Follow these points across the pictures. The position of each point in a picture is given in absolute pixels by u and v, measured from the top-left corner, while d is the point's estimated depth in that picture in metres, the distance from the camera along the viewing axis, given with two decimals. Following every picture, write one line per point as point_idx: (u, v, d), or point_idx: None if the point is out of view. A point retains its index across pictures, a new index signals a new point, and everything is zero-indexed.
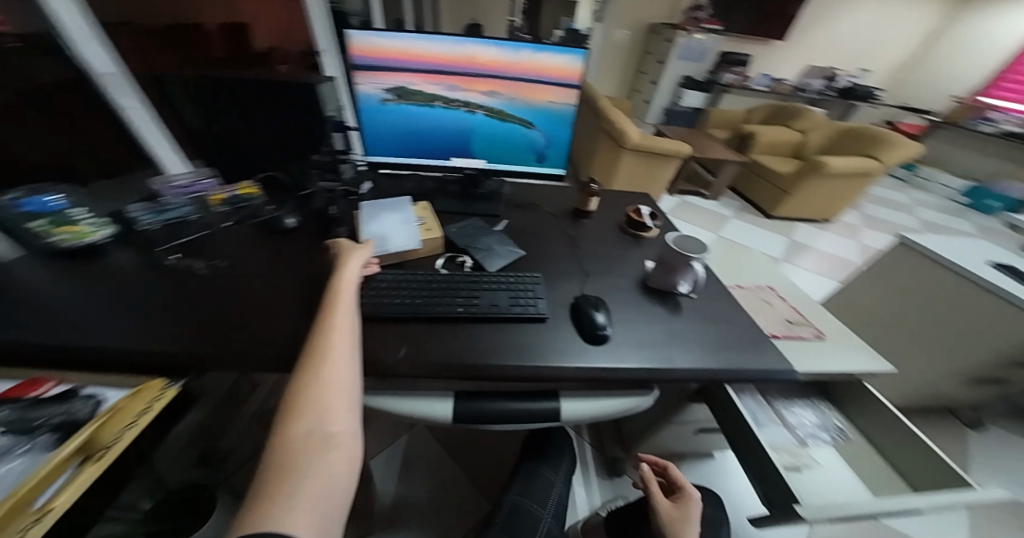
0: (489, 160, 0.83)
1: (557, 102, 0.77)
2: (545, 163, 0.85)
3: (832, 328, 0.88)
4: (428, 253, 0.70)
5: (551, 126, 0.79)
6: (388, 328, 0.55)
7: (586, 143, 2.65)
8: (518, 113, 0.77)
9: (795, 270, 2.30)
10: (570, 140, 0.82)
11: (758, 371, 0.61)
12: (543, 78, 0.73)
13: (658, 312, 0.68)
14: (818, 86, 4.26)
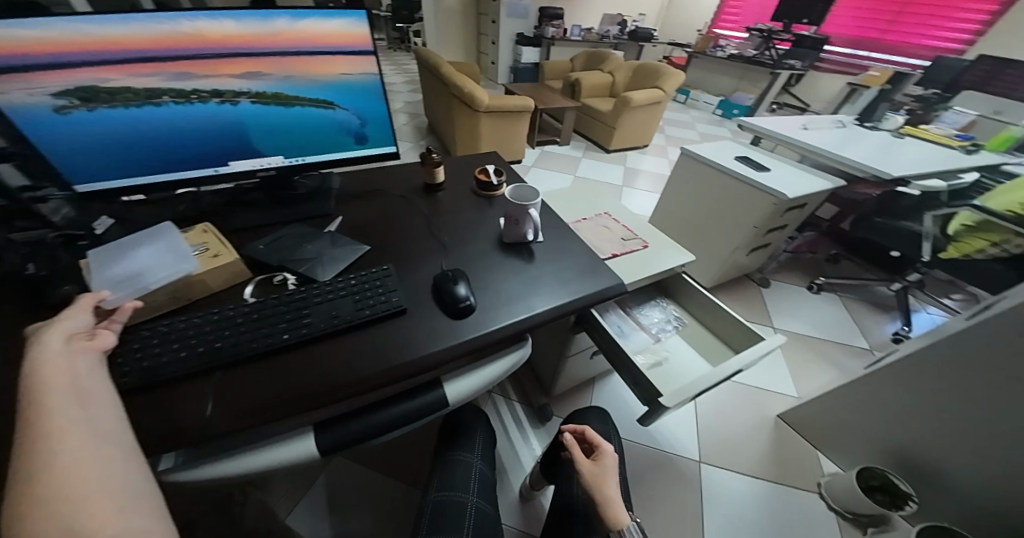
0: (288, 155, 0.73)
1: (346, 74, 0.71)
2: (365, 144, 0.78)
3: (653, 235, 1.18)
4: (226, 284, 0.59)
5: (352, 102, 0.73)
6: (191, 386, 0.46)
7: (442, 115, 2.57)
8: (301, 95, 0.69)
9: (635, 193, 2.70)
10: (386, 115, 0.77)
11: (604, 291, 0.70)
12: (313, 50, 0.67)
13: (517, 266, 0.71)
14: (614, 31, 4.78)
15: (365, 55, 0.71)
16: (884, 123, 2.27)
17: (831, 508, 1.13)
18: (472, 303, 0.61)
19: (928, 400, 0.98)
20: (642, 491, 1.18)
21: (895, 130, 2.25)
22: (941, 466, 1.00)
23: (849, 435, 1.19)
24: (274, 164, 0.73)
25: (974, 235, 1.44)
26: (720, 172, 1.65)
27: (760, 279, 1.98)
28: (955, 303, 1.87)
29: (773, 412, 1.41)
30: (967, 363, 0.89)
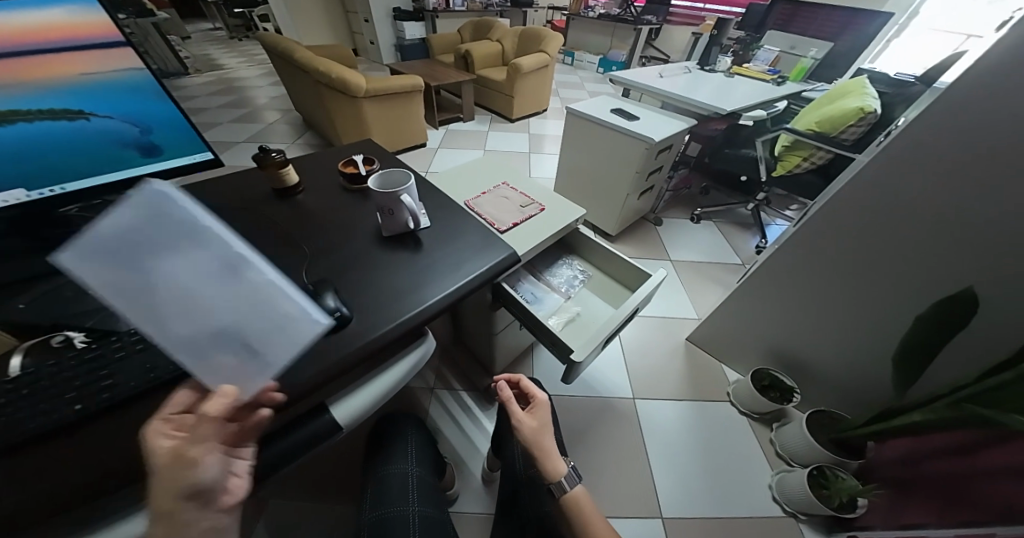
0: (37, 184, 0.58)
1: (88, 74, 0.58)
2: (154, 157, 0.67)
3: (548, 198, 1.19)
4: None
5: (114, 106, 0.61)
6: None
7: (316, 107, 2.29)
8: (30, 107, 0.55)
9: (543, 157, 2.74)
10: (171, 117, 0.66)
11: (496, 267, 0.68)
12: (26, 47, 0.53)
13: (400, 259, 0.65)
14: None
15: (102, 49, 0.58)
16: (718, 65, 2.56)
17: (740, 411, 1.36)
18: (348, 316, 0.56)
19: (787, 298, 1.17)
20: (578, 446, 1.25)
21: (726, 70, 2.54)
22: (804, 348, 1.20)
23: (739, 343, 1.38)
24: (14, 201, 0.57)
25: (791, 153, 1.73)
26: (605, 127, 1.73)
27: (653, 218, 2.16)
28: (793, 213, 2.23)
29: (682, 336, 1.59)
30: (808, 259, 1.06)
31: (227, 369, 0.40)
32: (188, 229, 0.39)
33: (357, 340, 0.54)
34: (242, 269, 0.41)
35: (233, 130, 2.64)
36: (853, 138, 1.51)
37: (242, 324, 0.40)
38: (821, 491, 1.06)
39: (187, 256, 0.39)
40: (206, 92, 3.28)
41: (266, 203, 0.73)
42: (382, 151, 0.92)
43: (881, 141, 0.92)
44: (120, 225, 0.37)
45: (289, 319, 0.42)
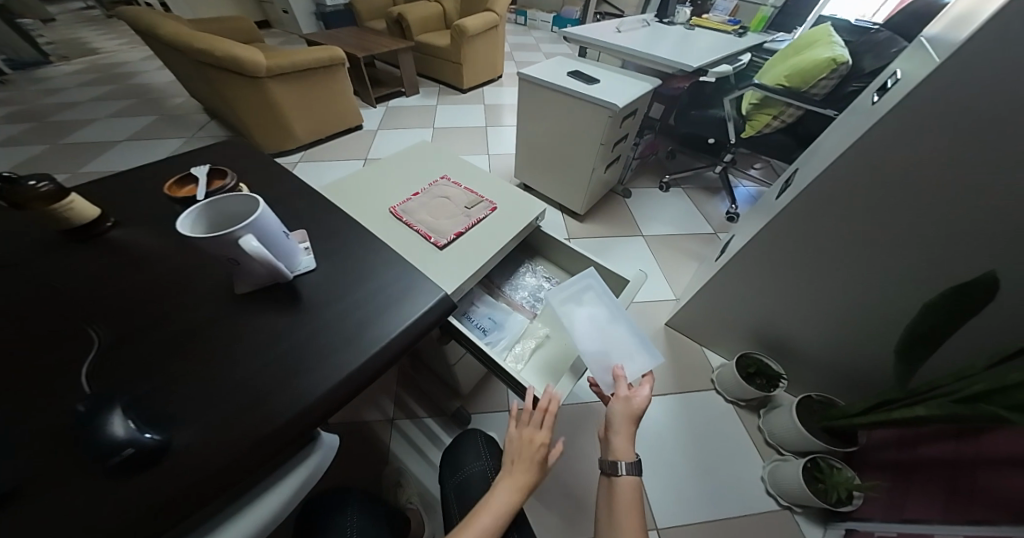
0: None
1: None
2: None
3: (499, 194, 0.99)
4: None
5: None
6: None
7: (212, 95, 1.92)
8: None
9: (500, 131, 2.47)
10: None
11: (414, 319, 0.49)
12: None
13: (269, 329, 0.46)
14: None
15: None
16: (677, 16, 2.33)
17: (726, 400, 1.27)
18: (170, 441, 0.38)
19: (770, 281, 1.05)
20: (557, 462, 1.11)
21: (686, 22, 2.33)
22: (790, 332, 1.10)
23: (721, 327, 1.28)
24: None
25: (761, 112, 1.56)
26: (561, 93, 1.51)
27: (622, 190, 1.99)
28: (758, 173, 2.11)
29: (661, 321, 1.47)
30: (793, 239, 0.94)
31: (597, 363, 0.69)
32: (592, 293, 0.79)
33: (179, 476, 0.36)
34: (617, 320, 0.76)
35: (120, 127, 2.21)
36: (824, 92, 1.38)
37: (610, 351, 0.71)
38: (815, 484, 1.00)
39: (590, 306, 0.77)
40: (85, 82, 2.74)
41: (65, 256, 0.50)
42: (257, 156, 0.68)
43: (875, 101, 0.79)
44: (570, 284, 0.80)
45: (632, 349, 0.72)
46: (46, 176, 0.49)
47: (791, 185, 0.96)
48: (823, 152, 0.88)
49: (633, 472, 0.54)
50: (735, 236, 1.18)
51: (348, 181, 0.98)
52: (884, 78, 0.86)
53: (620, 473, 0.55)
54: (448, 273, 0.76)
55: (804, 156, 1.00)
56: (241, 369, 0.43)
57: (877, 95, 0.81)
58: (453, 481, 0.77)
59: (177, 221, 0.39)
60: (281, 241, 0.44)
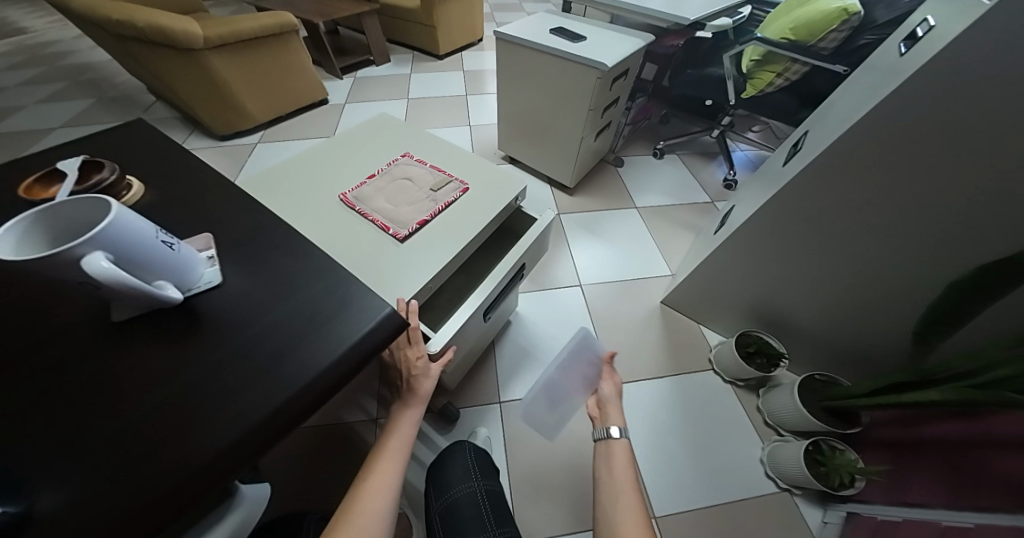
0: None
1: None
2: None
3: (472, 172, 0.87)
4: None
5: None
6: None
7: (148, 75, 1.72)
8: None
9: (480, 99, 2.28)
10: None
11: (350, 344, 0.39)
12: None
13: (164, 366, 0.36)
14: None
15: None
16: None
17: (724, 380, 1.22)
18: (33, 507, 0.29)
19: (772, 257, 0.97)
20: (547, 455, 1.06)
21: None
22: (794, 310, 1.03)
23: (719, 305, 1.20)
24: None
25: (763, 69, 1.42)
26: (542, 54, 1.36)
27: (614, 158, 1.86)
28: (757, 135, 1.97)
29: (656, 299, 1.39)
30: (800, 211, 0.84)
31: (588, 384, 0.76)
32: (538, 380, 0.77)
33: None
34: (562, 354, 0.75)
35: (58, 113, 2.01)
36: (832, 46, 1.24)
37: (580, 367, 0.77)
38: (817, 467, 0.97)
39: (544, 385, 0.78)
40: (16, 65, 2.48)
41: None
42: (162, 144, 0.55)
43: (901, 54, 0.67)
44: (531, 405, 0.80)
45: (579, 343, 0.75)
46: None
47: (800, 149, 0.85)
48: (839, 112, 0.77)
49: (625, 435, 0.63)
50: (736, 207, 1.08)
51: (293, 164, 0.85)
52: (910, 27, 0.74)
53: (615, 437, 0.63)
54: (418, 272, 0.66)
55: (815, 116, 0.89)
56: (128, 415, 0.33)
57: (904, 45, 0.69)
58: (439, 505, 0.69)
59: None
60: (154, 253, 0.34)
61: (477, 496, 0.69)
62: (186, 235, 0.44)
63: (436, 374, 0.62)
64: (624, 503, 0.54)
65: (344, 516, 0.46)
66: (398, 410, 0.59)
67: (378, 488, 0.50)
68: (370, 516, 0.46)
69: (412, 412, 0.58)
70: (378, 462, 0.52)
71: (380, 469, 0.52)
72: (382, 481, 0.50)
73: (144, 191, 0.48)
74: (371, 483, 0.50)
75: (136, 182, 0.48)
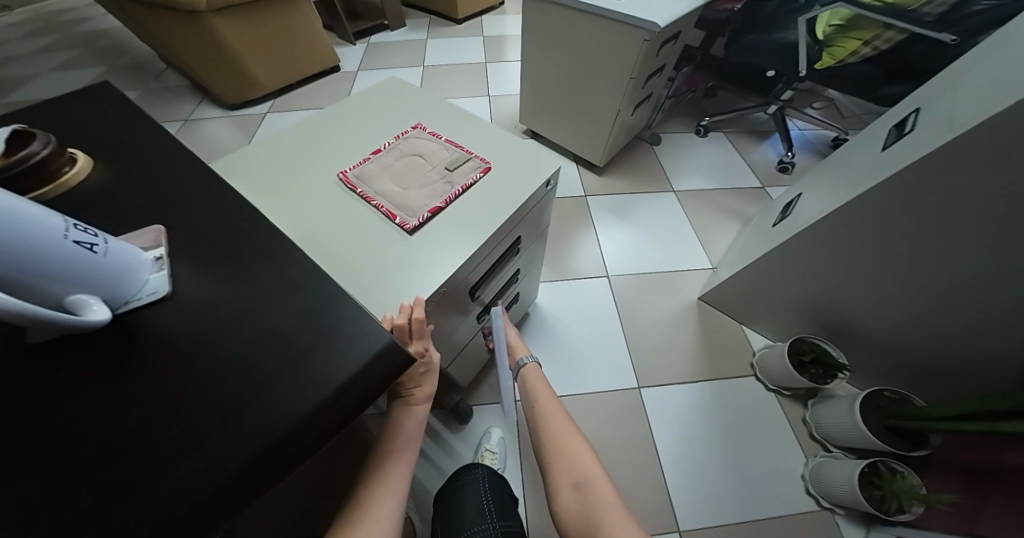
0: None
1: None
2: None
3: (494, 149, 0.75)
4: None
5: None
6: None
7: (152, 38, 1.61)
8: None
9: (501, 68, 2.10)
10: None
11: (344, 385, 0.29)
12: None
13: (91, 407, 0.27)
14: None
15: None
16: None
17: (767, 388, 1.10)
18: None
19: (848, 255, 0.82)
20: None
21: None
22: (865, 317, 0.89)
23: (770, 306, 1.06)
24: None
25: (847, 35, 1.20)
26: (582, 13, 1.18)
27: (650, 135, 1.68)
28: (819, 112, 1.74)
29: (692, 294, 1.26)
30: (897, 203, 0.69)
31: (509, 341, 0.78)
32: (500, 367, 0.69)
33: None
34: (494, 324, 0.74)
35: (69, 82, 1.95)
36: (940, 11, 1.02)
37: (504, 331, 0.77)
38: (871, 490, 0.85)
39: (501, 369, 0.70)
40: (33, 31, 2.42)
41: None
42: (130, 112, 0.46)
43: None
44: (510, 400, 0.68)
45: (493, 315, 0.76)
46: None
47: (909, 132, 0.70)
48: (979, 84, 0.60)
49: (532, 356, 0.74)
50: (803, 196, 0.93)
51: (287, 135, 0.74)
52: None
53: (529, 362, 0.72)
54: (430, 270, 0.56)
55: (932, 91, 0.73)
56: (26, 478, 0.23)
57: None
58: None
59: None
60: (60, 258, 0.24)
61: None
62: (130, 230, 0.35)
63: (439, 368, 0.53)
64: (550, 418, 0.62)
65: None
66: (399, 411, 0.49)
67: (383, 505, 0.41)
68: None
69: (418, 412, 0.50)
70: (382, 472, 0.44)
71: (386, 481, 0.43)
72: (388, 496, 0.42)
73: (92, 166, 0.39)
74: (374, 499, 0.41)
75: (81, 154, 0.39)
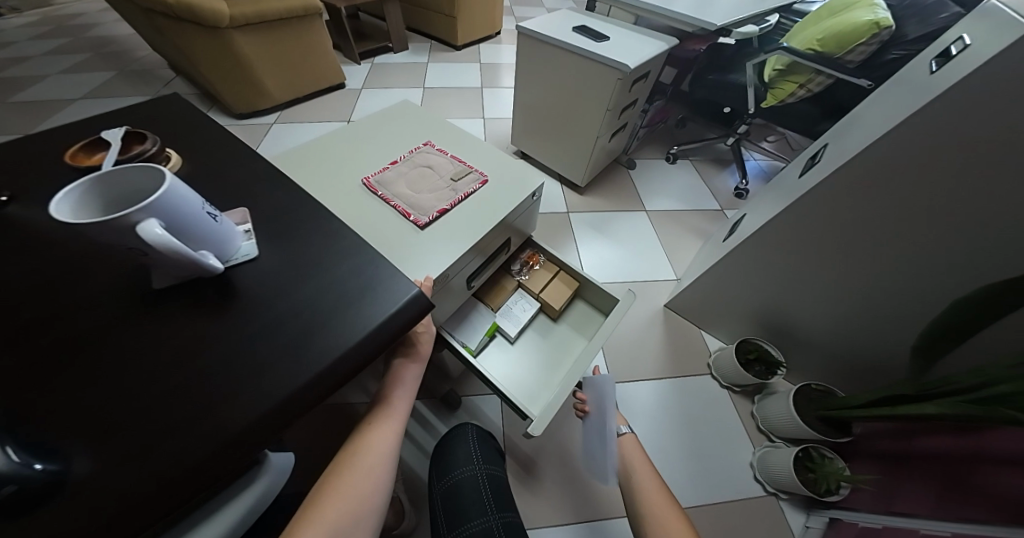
0: None
1: None
2: None
3: (491, 164, 0.89)
4: None
5: None
6: None
7: (171, 50, 1.73)
8: None
9: (496, 93, 2.28)
10: None
11: (380, 323, 0.41)
12: None
13: (207, 332, 0.39)
14: None
15: None
16: None
17: (721, 384, 1.24)
18: (71, 470, 0.31)
19: (783, 265, 0.98)
20: (567, 468, 1.04)
21: None
22: (798, 321, 1.05)
23: (725, 311, 1.22)
24: None
25: (786, 79, 1.41)
26: (565, 51, 1.37)
27: (627, 160, 1.87)
28: (772, 146, 1.98)
29: (660, 302, 1.41)
30: (812, 223, 0.86)
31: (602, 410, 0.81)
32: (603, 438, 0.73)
33: (64, 525, 0.29)
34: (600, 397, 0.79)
35: (80, 84, 2.02)
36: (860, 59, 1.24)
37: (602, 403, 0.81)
38: (806, 473, 0.99)
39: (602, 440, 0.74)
40: (41, 34, 2.48)
41: None
42: (201, 118, 0.57)
43: (931, 72, 0.67)
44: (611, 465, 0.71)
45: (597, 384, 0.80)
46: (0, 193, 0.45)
47: (817, 162, 0.87)
48: (861, 128, 0.78)
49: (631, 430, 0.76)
50: (746, 216, 1.10)
51: (318, 147, 0.87)
52: (944, 43, 0.71)
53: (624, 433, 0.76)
54: (435, 258, 0.69)
55: (834, 129, 0.91)
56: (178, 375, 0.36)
57: (935, 62, 0.68)
58: (440, 485, 0.71)
59: (52, 203, 0.30)
60: (202, 223, 0.36)
61: (478, 480, 0.71)
62: (224, 208, 0.46)
63: (435, 335, 0.65)
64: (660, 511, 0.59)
65: (352, 456, 0.49)
66: (398, 365, 0.59)
67: (382, 436, 0.52)
68: (385, 456, 0.50)
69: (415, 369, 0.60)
70: (385, 412, 0.55)
71: (387, 417, 0.54)
72: (387, 430, 0.52)
73: (180, 163, 0.49)
74: (380, 431, 0.52)
75: (174, 154, 0.49)
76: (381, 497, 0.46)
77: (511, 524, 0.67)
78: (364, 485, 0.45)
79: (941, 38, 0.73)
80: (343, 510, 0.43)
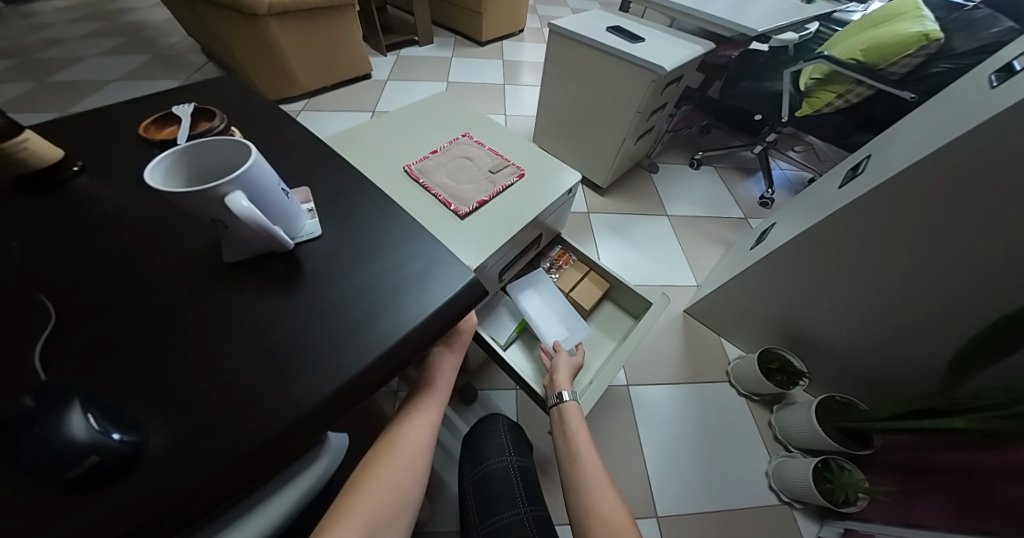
0: None
1: None
2: None
3: (528, 159, 0.90)
4: None
5: None
6: None
7: (206, 34, 1.76)
8: None
9: (519, 91, 2.28)
10: None
11: (440, 308, 0.41)
12: None
13: (275, 312, 0.39)
14: None
15: None
16: None
17: (739, 393, 1.23)
18: (146, 443, 0.31)
19: (811, 276, 0.97)
20: None
21: None
22: (824, 332, 1.04)
23: (746, 319, 1.21)
24: None
25: (824, 88, 1.40)
26: (598, 51, 1.36)
27: (649, 164, 1.86)
28: (798, 156, 1.96)
29: (679, 308, 1.41)
30: (849, 235, 0.85)
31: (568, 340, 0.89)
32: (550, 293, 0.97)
33: (144, 497, 0.29)
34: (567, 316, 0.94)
35: (114, 66, 2.06)
36: (903, 72, 1.22)
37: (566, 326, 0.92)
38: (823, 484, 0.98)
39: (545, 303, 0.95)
40: (78, 18, 2.53)
41: (55, 210, 0.43)
42: (258, 100, 0.58)
43: (992, 87, 0.66)
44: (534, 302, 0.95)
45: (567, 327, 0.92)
46: (74, 163, 0.47)
47: (859, 173, 0.86)
48: (907, 142, 0.77)
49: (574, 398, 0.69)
50: (775, 225, 1.10)
51: (357, 136, 0.89)
52: (1000, 61, 0.74)
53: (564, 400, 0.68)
54: (474, 248, 0.71)
55: (878, 140, 0.91)
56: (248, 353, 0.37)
57: (997, 77, 0.68)
58: (473, 476, 0.73)
59: (148, 173, 0.33)
60: (277, 199, 0.37)
61: (509, 471, 0.72)
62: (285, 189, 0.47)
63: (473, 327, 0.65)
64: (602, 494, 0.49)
65: (394, 442, 0.49)
66: (436, 354, 0.60)
67: (422, 423, 0.53)
68: (426, 443, 0.51)
69: (452, 360, 0.61)
70: (423, 401, 0.55)
71: (427, 408, 0.55)
72: (427, 420, 0.53)
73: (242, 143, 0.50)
74: (421, 420, 0.53)
75: (237, 133, 0.50)
76: (422, 483, 0.47)
77: (541, 518, 0.67)
78: (409, 470, 0.46)
79: (994, 58, 0.76)
80: (389, 493, 0.43)
